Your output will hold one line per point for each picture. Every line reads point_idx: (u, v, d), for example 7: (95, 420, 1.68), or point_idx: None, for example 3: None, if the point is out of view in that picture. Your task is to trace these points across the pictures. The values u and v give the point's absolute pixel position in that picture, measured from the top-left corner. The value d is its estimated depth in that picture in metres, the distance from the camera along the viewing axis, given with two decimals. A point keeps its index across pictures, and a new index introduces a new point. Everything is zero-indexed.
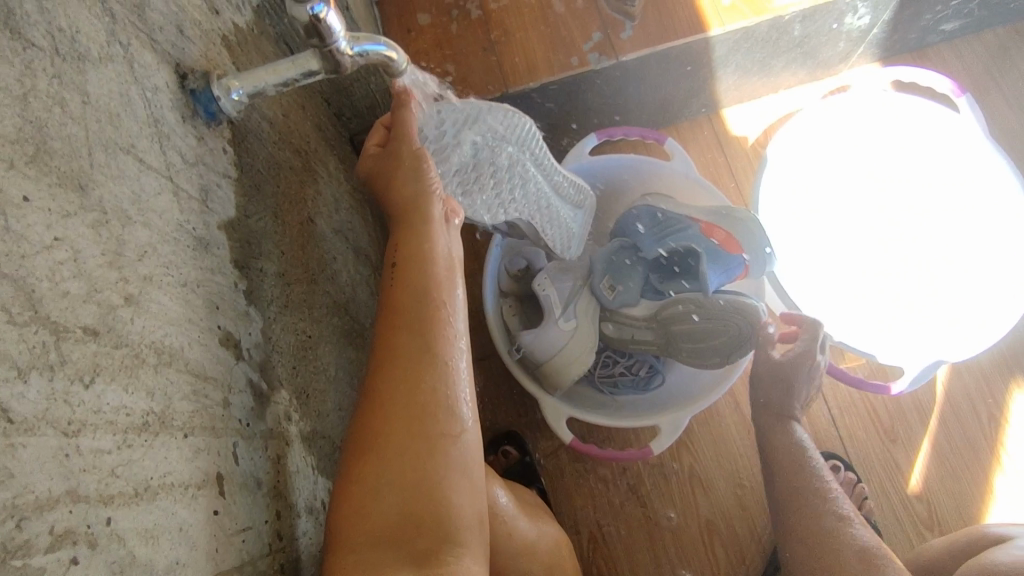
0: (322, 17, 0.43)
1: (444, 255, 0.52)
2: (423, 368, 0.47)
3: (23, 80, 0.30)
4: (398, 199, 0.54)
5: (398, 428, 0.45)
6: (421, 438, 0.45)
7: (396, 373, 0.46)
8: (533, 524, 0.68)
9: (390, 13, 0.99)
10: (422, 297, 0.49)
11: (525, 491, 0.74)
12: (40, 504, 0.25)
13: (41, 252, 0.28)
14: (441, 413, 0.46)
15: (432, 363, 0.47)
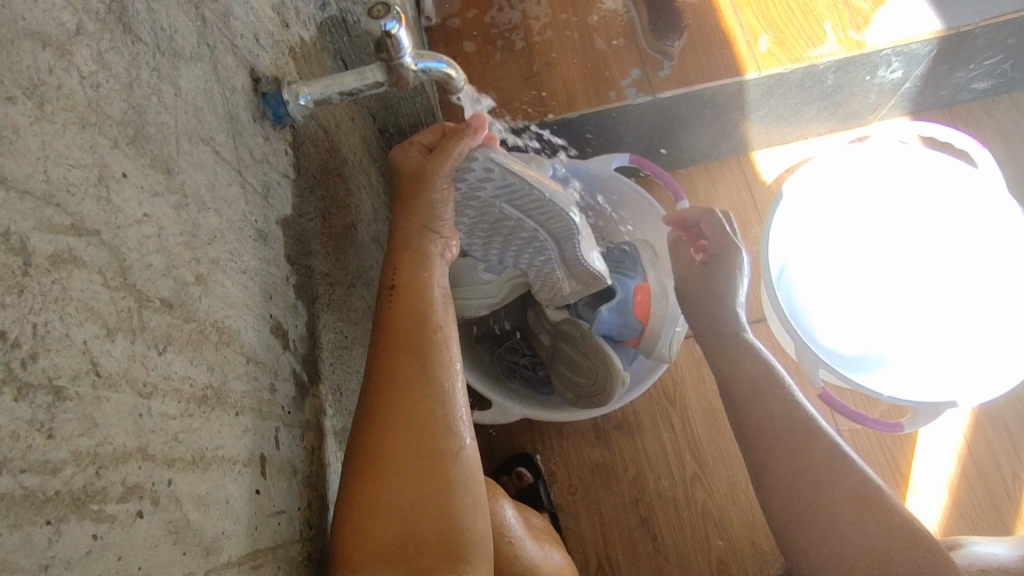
0: (393, 33, 0.46)
1: (439, 284, 0.55)
2: (419, 389, 0.48)
3: (129, 69, 0.33)
4: (411, 219, 0.55)
5: (397, 444, 0.45)
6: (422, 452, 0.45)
7: (391, 391, 0.47)
8: (538, 548, 0.66)
9: (438, 40, 1.04)
10: (418, 323, 0.51)
11: (533, 515, 0.71)
12: (116, 456, 0.26)
13: (133, 225, 0.30)
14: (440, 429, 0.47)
15: (429, 382, 0.48)
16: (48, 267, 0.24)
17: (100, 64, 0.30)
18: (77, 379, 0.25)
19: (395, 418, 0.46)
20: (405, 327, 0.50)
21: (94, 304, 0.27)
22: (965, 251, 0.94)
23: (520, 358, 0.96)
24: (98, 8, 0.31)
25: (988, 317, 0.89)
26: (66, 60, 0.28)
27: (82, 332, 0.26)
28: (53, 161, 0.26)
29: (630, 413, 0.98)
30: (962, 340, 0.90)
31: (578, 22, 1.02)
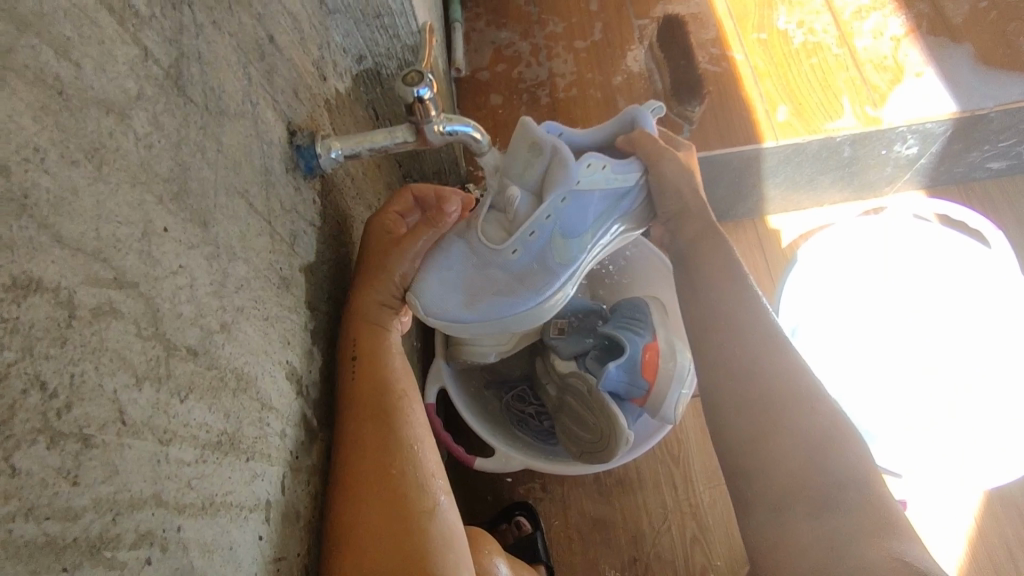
0: (424, 99, 0.49)
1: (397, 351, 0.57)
2: (389, 451, 0.49)
3: (179, 129, 0.35)
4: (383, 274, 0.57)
5: (374, 507, 0.45)
6: (401, 514, 0.46)
7: (364, 461, 0.47)
8: None
9: (466, 91, 1.08)
10: (388, 390, 0.52)
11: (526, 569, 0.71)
12: (132, 502, 0.27)
13: (168, 277, 0.32)
14: (414, 492, 0.48)
15: (400, 447, 0.49)
16: (90, 319, 0.26)
17: (154, 125, 0.33)
18: (104, 428, 0.26)
19: (370, 481, 0.46)
20: (375, 394, 0.51)
21: (126, 354, 0.28)
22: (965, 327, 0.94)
23: (526, 407, 0.95)
24: (158, 74, 0.33)
25: (990, 403, 0.88)
26: (125, 124, 0.30)
27: (113, 381, 0.27)
28: (104, 219, 0.28)
29: (632, 469, 0.97)
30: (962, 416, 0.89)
31: (602, 82, 1.06)
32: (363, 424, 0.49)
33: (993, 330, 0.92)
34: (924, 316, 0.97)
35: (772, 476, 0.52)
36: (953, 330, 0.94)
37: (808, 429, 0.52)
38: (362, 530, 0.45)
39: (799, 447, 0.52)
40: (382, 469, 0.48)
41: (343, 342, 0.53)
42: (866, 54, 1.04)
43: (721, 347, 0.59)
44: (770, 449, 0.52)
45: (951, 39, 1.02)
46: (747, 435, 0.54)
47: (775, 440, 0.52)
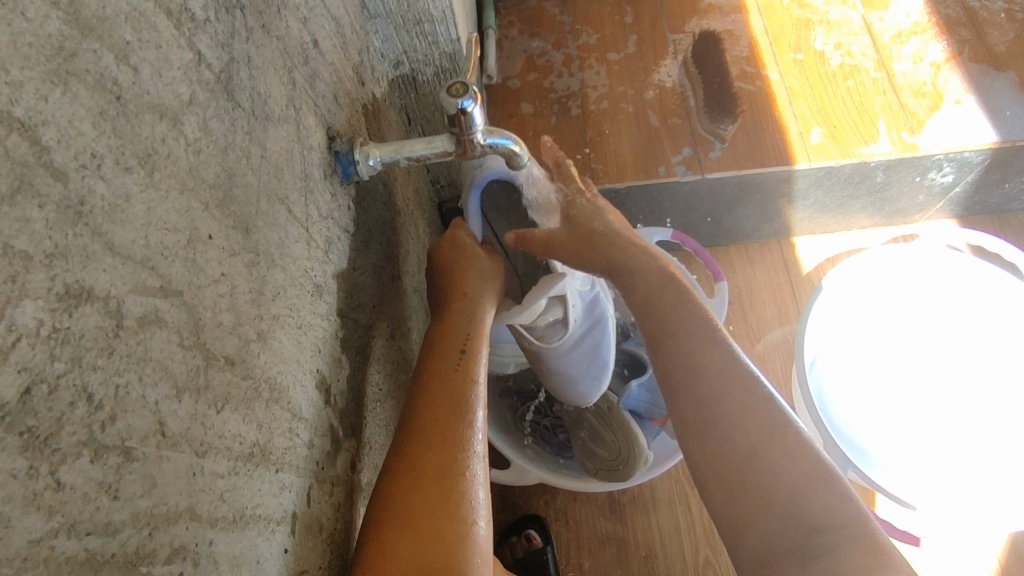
0: (467, 111, 0.48)
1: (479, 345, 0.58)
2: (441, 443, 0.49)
3: (227, 134, 0.35)
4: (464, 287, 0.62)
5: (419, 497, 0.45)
6: (437, 508, 0.45)
7: (431, 448, 0.48)
8: None
9: (497, 99, 1.08)
10: (466, 388, 0.53)
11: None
12: (169, 516, 0.26)
13: (211, 285, 0.32)
14: (468, 498, 0.46)
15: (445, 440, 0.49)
16: (136, 328, 0.26)
17: (204, 131, 0.32)
18: (145, 440, 0.25)
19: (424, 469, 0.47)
20: (453, 390, 0.53)
21: (168, 364, 0.28)
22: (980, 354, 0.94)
23: (541, 419, 0.94)
24: (210, 79, 0.33)
25: (1001, 434, 0.88)
26: (176, 129, 0.30)
27: (155, 392, 0.27)
28: (153, 227, 0.27)
29: (647, 488, 0.95)
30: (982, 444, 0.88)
31: (633, 95, 1.06)
32: (438, 418, 0.51)
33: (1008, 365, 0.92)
34: (942, 345, 0.96)
35: (767, 515, 0.51)
36: (969, 361, 0.94)
37: (788, 474, 0.51)
38: (410, 523, 0.44)
39: (784, 491, 0.50)
40: (442, 465, 0.47)
41: (448, 341, 0.58)
42: (904, 79, 1.02)
43: (693, 386, 0.56)
44: (757, 496, 0.51)
45: (993, 68, 1.01)
46: (730, 478, 0.53)
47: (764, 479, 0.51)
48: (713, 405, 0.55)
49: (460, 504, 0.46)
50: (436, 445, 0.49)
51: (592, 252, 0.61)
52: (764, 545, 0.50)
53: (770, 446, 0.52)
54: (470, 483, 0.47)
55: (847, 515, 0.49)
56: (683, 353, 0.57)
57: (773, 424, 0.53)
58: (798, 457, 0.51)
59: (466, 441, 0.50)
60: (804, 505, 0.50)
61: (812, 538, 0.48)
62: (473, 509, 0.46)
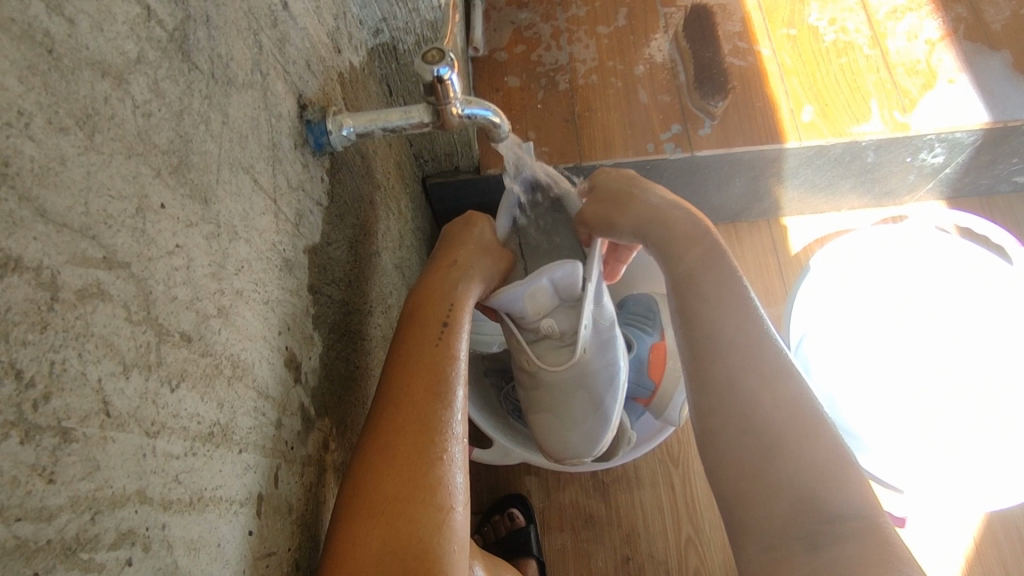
0: (444, 79, 0.46)
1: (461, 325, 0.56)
2: (416, 427, 0.47)
3: (182, 97, 0.33)
4: (459, 253, 0.63)
5: (392, 480, 0.44)
6: (412, 494, 0.44)
7: (404, 432, 0.47)
8: None
9: (483, 72, 1.05)
10: (444, 369, 0.52)
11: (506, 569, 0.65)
12: (114, 500, 0.25)
13: (163, 257, 0.30)
14: (444, 482, 0.45)
15: (421, 421, 0.48)
16: (74, 301, 0.24)
17: (155, 92, 0.30)
18: (86, 420, 0.24)
19: (397, 454, 0.46)
20: (433, 367, 0.52)
21: (114, 340, 0.26)
22: (970, 337, 0.93)
23: None
24: (161, 37, 0.31)
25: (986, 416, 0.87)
26: (122, 89, 0.28)
27: (97, 369, 0.25)
28: (94, 193, 0.26)
29: (631, 467, 0.95)
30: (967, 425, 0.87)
31: (624, 71, 1.03)
32: (414, 398, 0.49)
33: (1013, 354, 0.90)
34: (943, 332, 0.94)
35: (776, 509, 0.50)
36: (972, 348, 0.92)
37: (795, 468, 0.50)
38: (384, 507, 0.43)
39: (790, 484, 0.50)
40: (415, 448, 0.46)
41: (428, 311, 0.57)
42: (898, 57, 1.00)
43: (704, 370, 0.56)
44: (763, 487, 0.50)
45: (989, 46, 0.99)
46: (734, 468, 0.52)
47: (770, 473, 0.50)
48: (719, 392, 0.54)
49: (433, 490, 0.44)
50: (411, 427, 0.47)
51: (624, 210, 0.65)
52: (765, 535, 0.50)
53: (777, 443, 0.51)
54: (447, 469, 0.46)
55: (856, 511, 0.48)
56: (699, 337, 0.57)
57: (783, 418, 0.52)
58: (801, 446, 0.50)
59: (444, 423, 0.48)
60: (809, 498, 0.49)
61: (816, 530, 0.48)
62: (450, 496, 0.45)
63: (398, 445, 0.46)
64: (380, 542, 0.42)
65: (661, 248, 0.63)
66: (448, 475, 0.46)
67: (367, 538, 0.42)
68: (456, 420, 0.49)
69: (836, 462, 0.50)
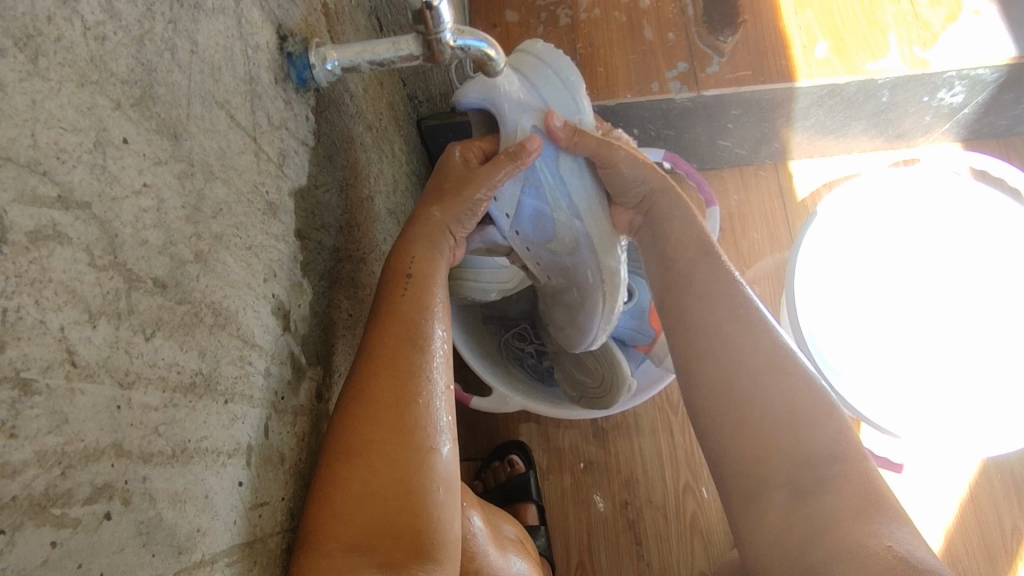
0: (434, 5, 0.42)
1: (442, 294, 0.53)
2: (395, 386, 0.45)
3: (142, 21, 0.29)
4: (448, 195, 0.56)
5: (370, 441, 0.42)
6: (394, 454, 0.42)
7: (388, 374, 0.45)
8: (501, 556, 0.59)
9: (479, 6, 0.99)
10: (428, 316, 0.50)
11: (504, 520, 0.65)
12: (87, 454, 0.24)
13: (130, 197, 0.28)
14: (429, 425, 0.44)
15: (399, 378, 0.45)
16: (27, 244, 0.22)
17: (109, 12, 0.27)
18: (49, 370, 0.23)
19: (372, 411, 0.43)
20: (413, 322, 0.49)
21: (77, 286, 0.24)
22: (972, 283, 0.92)
23: (526, 345, 0.95)
24: None
25: (980, 364, 0.88)
26: (68, 7, 0.25)
27: (59, 317, 0.23)
28: (42, 124, 0.23)
29: (630, 414, 0.96)
30: (961, 370, 0.88)
31: (628, 4, 0.98)
32: (398, 345, 0.47)
33: (1008, 300, 0.89)
34: (943, 274, 0.93)
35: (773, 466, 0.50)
36: (972, 291, 0.92)
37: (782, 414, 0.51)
38: (363, 449, 0.42)
39: (783, 439, 0.50)
40: (400, 391, 0.45)
41: (400, 257, 0.53)
42: None
43: (691, 318, 0.57)
44: (757, 438, 0.51)
45: None
46: (727, 416, 0.53)
47: (763, 428, 0.51)
48: (709, 341, 0.55)
49: (416, 431, 0.43)
50: (394, 371, 0.45)
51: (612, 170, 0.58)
52: (748, 481, 0.51)
53: (765, 386, 0.52)
54: (432, 412, 0.45)
55: (836, 457, 0.50)
56: (680, 285, 0.59)
57: (770, 358, 0.53)
58: (792, 402, 0.51)
59: (425, 376, 0.46)
60: (790, 445, 0.50)
61: (801, 477, 0.49)
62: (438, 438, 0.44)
63: (381, 389, 0.44)
64: (362, 487, 0.41)
65: (647, 230, 0.62)
66: (435, 417, 0.45)
67: (353, 481, 0.41)
68: (439, 363, 0.48)
69: (819, 409, 0.51)
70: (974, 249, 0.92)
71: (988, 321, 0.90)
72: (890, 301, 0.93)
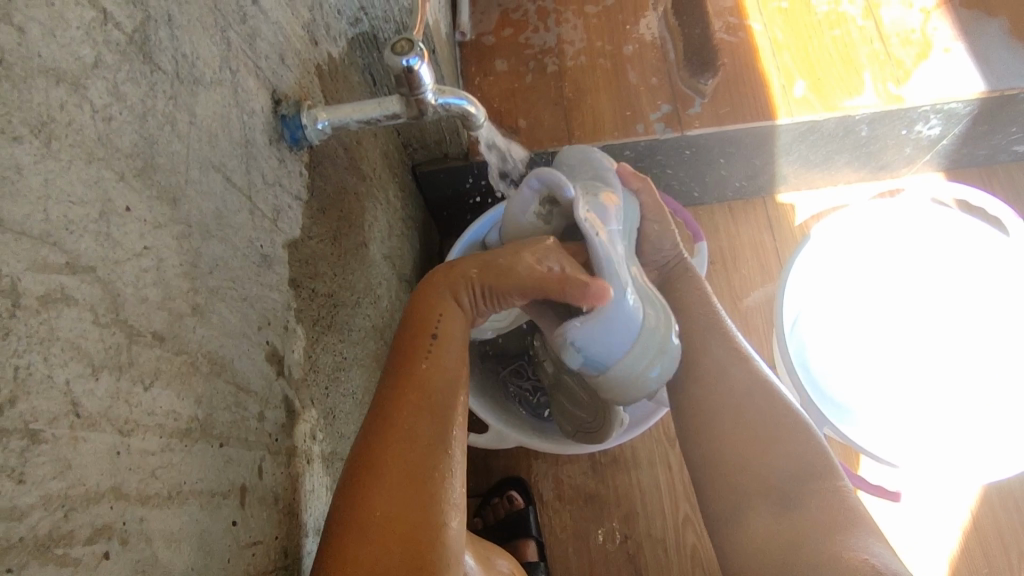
0: (414, 69, 0.46)
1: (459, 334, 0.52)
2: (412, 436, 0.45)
3: (145, 100, 0.33)
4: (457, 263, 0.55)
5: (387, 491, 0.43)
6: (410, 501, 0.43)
7: (404, 447, 0.44)
8: None
9: (470, 57, 1.04)
10: (449, 385, 0.49)
11: (497, 556, 0.66)
12: (87, 497, 0.26)
13: (131, 259, 0.30)
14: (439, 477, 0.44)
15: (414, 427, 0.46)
16: (37, 307, 0.25)
17: (115, 96, 0.30)
18: (55, 422, 0.25)
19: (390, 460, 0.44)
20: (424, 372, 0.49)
21: (81, 342, 0.27)
22: (968, 310, 0.92)
23: (523, 382, 0.98)
24: (120, 40, 0.31)
25: (982, 386, 0.88)
26: (79, 95, 0.28)
27: (65, 371, 0.26)
28: (54, 200, 0.26)
29: (628, 448, 0.96)
30: (961, 398, 0.88)
31: (612, 51, 1.02)
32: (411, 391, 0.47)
33: (1006, 328, 0.89)
34: (938, 301, 0.94)
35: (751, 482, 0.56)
36: (969, 324, 0.91)
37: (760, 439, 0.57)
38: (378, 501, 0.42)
39: (763, 459, 0.56)
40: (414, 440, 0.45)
41: (417, 309, 0.52)
42: (892, 28, 0.99)
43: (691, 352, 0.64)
44: (738, 463, 0.57)
45: (986, 13, 0.97)
46: (722, 438, 0.59)
47: (744, 445, 0.57)
48: (709, 368, 0.63)
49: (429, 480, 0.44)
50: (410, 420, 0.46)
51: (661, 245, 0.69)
52: (731, 503, 0.56)
53: (746, 422, 0.58)
54: (447, 491, 0.44)
55: (812, 474, 0.54)
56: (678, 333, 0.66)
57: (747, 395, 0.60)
58: (772, 423, 0.57)
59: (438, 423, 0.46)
60: (773, 463, 0.55)
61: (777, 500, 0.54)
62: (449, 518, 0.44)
63: (394, 440, 0.45)
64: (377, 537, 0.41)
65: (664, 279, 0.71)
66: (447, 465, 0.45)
67: (364, 560, 0.40)
68: (458, 441, 0.47)
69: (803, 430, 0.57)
70: (964, 279, 0.94)
71: (986, 351, 0.89)
72: (887, 327, 0.93)
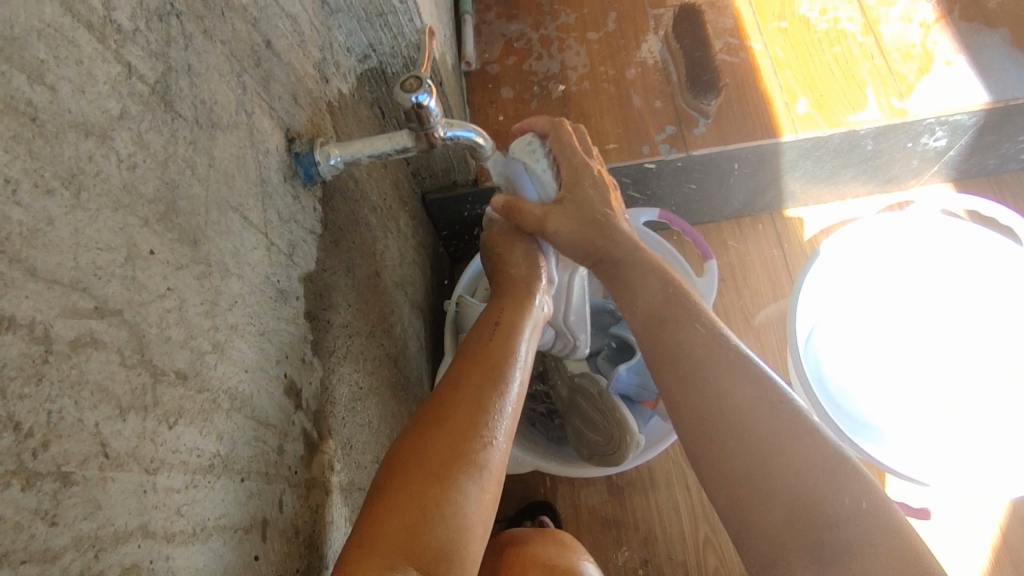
0: (423, 105, 0.48)
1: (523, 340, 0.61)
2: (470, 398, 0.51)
3: (167, 147, 0.34)
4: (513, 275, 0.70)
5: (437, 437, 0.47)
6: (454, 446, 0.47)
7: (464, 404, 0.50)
8: None
9: (476, 86, 1.06)
10: (507, 366, 0.56)
11: None
12: (116, 537, 0.27)
13: (155, 301, 0.31)
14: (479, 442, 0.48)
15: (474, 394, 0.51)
16: (69, 352, 0.26)
17: (139, 145, 0.32)
18: (85, 463, 0.26)
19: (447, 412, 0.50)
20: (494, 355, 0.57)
21: (109, 385, 0.27)
22: (978, 320, 0.92)
23: (537, 406, 0.96)
24: (143, 91, 0.32)
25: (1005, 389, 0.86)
26: (106, 146, 0.29)
27: (95, 414, 0.26)
28: (83, 248, 0.27)
29: (644, 469, 0.96)
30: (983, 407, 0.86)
31: (615, 75, 1.04)
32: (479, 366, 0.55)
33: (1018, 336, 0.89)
34: (948, 313, 0.94)
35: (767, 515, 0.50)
36: (981, 333, 0.91)
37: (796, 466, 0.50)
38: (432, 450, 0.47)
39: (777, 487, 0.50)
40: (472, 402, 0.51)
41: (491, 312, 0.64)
42: (892, 43, 1.00)
43: (679, 367, 0.57)
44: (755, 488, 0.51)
45: (985, 25, 0.98)
46: (727, 465, 0.53)
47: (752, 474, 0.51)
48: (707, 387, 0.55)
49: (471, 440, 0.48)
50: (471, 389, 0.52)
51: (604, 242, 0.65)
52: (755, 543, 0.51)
53: (782, 442, 0.51)
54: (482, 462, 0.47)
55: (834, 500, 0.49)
56: (672, 345, 0.58)
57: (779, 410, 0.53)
58: (779, 447, 0.51)
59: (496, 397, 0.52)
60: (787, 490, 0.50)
61: (802, 531, 0.49)
62: (489, 478, 0.47)
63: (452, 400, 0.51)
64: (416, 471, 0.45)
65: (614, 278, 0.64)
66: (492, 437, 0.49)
67: (407, 496, 0.43)
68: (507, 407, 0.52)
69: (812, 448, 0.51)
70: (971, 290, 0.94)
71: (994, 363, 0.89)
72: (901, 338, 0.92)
